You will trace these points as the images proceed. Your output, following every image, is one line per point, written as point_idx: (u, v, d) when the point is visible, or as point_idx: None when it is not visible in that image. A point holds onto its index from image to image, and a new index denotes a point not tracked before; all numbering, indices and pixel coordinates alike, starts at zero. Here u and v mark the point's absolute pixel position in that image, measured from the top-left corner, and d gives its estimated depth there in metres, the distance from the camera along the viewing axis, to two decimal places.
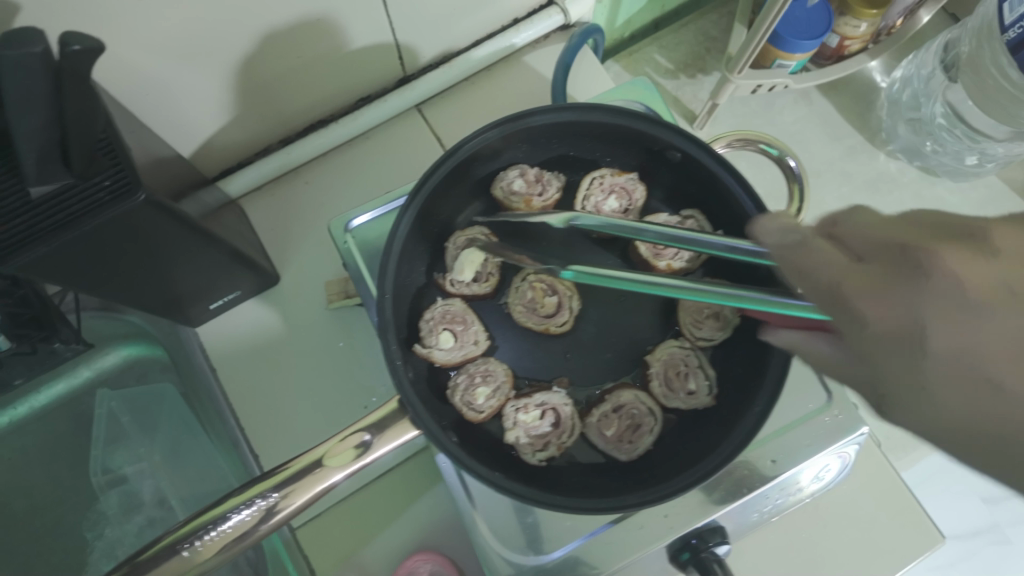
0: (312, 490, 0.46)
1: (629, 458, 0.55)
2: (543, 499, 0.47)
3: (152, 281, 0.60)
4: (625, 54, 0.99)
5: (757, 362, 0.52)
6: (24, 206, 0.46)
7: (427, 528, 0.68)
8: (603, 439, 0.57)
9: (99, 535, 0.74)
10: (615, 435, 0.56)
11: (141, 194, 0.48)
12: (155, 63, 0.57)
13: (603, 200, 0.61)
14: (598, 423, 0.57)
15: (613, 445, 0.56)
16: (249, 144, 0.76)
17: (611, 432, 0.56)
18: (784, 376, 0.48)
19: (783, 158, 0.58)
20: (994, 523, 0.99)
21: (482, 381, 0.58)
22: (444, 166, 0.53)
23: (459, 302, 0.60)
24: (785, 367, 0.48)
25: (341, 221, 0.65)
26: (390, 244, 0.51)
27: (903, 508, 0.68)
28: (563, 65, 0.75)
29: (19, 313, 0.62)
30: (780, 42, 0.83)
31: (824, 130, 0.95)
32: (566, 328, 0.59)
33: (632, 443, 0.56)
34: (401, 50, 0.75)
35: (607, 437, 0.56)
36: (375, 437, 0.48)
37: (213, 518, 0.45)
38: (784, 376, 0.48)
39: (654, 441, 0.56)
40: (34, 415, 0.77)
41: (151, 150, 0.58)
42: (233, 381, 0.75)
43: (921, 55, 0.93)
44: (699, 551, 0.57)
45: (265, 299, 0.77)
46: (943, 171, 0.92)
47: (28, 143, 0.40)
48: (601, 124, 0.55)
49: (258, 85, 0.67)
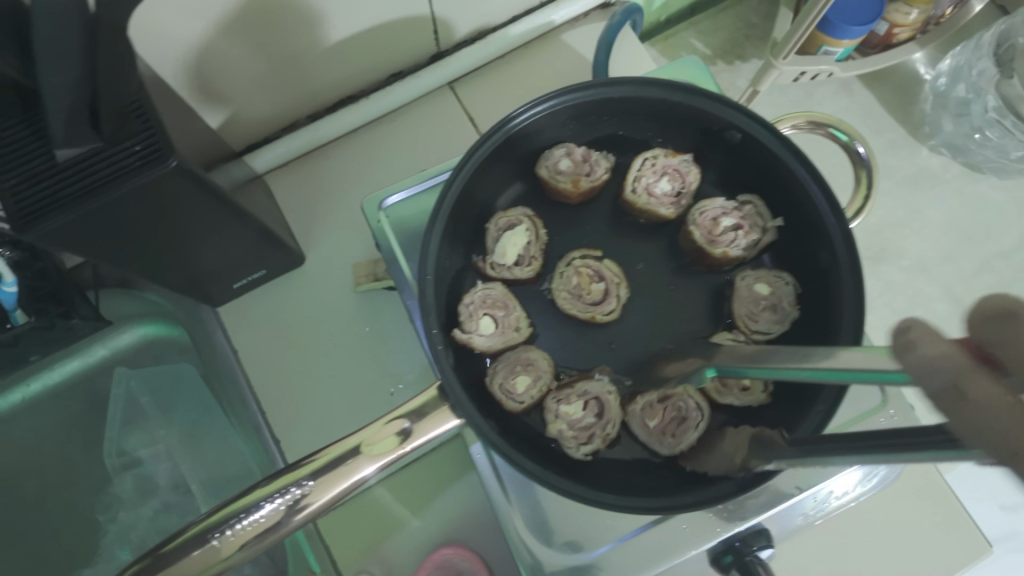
0: (347, 482, 0.43)
1: (672, 454, 0.53)
2: (588, 496, 0.44)
3: (178, 255, 0.58)
4: (660, 38, 0.96)
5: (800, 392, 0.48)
6: (49, 170, 0.43)
7: (453, 522, 0.67)
8: (645, 431, 0.54)
9: (112, 518, 0.73)
10: (658, 426, 0.54)
11: (171, 161, 0.45)
12: (190, 28, 0.54)
13: (656, 181, 0.58)
14: (642, 412, 0.54)
15: (655, 438, 0.54)
16: (278, 118, 0.73)
17: (654, 423, 0.54)
18: (834, 407, 0.44)
19: (852, 144, 0.56)
20: (1014, 532, 0.93)
21: (524, 370, 0.55)
22: (491, 140, 0.50)
23: (500, 286, 0.58)
24: (841, 399, 0.44)
25: (376, 200, 0.62)
26: (434, 222, 0.49)
27: (950, 517, 0.66)
28: (607, 42, 0.71)
29: (37, 287, 0.60)
30: (828, 28, 0.79)
31: (866, 122, 0.92)
32: (613, 317, 0.57)
33: (675, 437, 0.53)
34: (436, 24, 0.72)
35: (650, 428, 0.54)
36: (415, 425, 0.45)
37: (245, 506, 0.42)
38: (838, 402, 0.44)
39: (699, 437, 0.53)
40: (48, 393, 0.73)
41: (181, 119, 0.55)
42: (256, 364, 0.73)
43: (972, 46, 0.87)
44: (743, 555, 0.54)
45: (288, 281, 0.75)
46: (988, 167, 0.88)
47: (59, 98, 0.39)
48: (657, 101, 0.52)
49: (290, 55, 0.64)
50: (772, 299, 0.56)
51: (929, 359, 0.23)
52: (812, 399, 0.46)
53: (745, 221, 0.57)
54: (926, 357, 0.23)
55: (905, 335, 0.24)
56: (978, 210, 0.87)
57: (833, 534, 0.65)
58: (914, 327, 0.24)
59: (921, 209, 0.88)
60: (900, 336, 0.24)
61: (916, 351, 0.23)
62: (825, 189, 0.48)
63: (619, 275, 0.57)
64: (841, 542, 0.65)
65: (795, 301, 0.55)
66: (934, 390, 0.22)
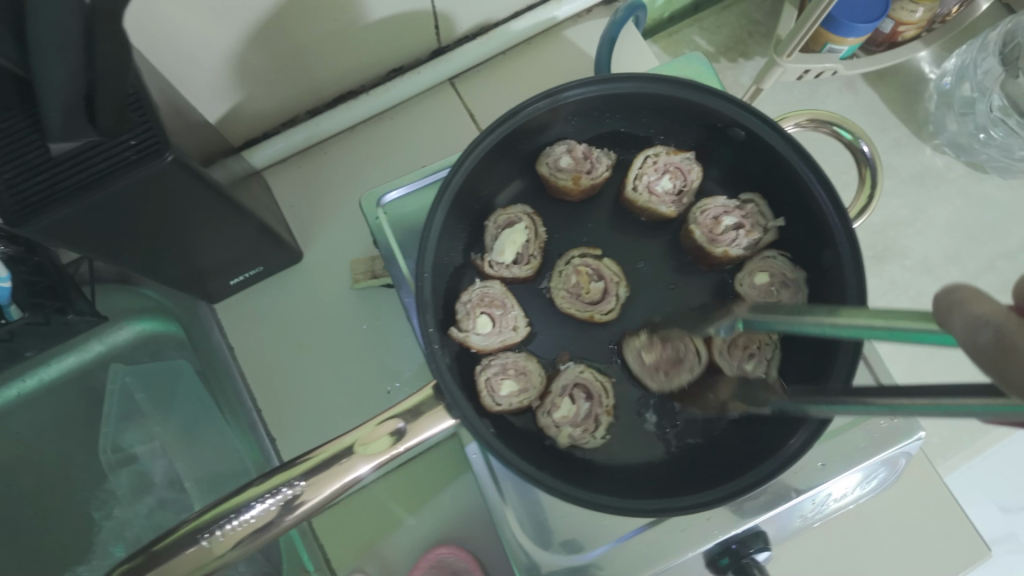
0: (341, 481, 0.43)
1: (660, 390, 0.54)
2: (588, 498, 0.44)
3: (176, 250, 0.57)
4: (664, 34, 0.95)
5: (819, 346, 0.49)
6: (45, 163, 0.43)
7: (450, 521, 0.66)
8: (639, 364, 0.55)
9: (107, 515, 0.72)
10: (653, 363, 0.54)
11: (168, 155, 0.44)
12: (189, 21, 0.54)
13: (658, 179, 0.58)
14: (640, 346, 0.55)
15: (647, 372, 0.54)
16: (278, 113, 0.73)
17: (649, 359, 0.54)
18: (856, 363, 0.45)
19: (856, 143, 0.55)
20: (1012, 533, 0.93)
21: (514, 375, 0.55)
22: (493, 135, 0.49)
23: (498, 285, 0.58)
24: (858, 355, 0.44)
25: (374, 196, 0.61)
26: (431, 219, 0.48)
27: (951, 518, 0.65)
28: (609, 39, 0.70)
29: (36, 282, 0.59)
30: (834, 25, 0.78)
31: (870, 120, 0.91)
32: (612, 316, 0.57)
33: (666, 376, 0.54)
34: (438, 19, 0.71)
35: (644, 362, 0.54)
36: (410, 425, 0.45)
37: (236, 506, 0.42)
38: (858, 357, 0.44)
39: (690, 380, 0.54)
40: (43, 388, 0.74)
41: (178, 113, 0.54)
42: (254, 361, 0.72)
43: (977, 45, 0.86)
44: (739, 557, 0.54)
45: (286, 277, 0.74)
46: (992, 167, 0.87)
47: (56, 91, 0.38)
48: (661, 97, 0.51)
49: (291, 50, 0.64)
50: (775, 282, 0.56)
51: (980, 317, 0.25)
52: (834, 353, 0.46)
53: (747, 219, 0.57)
54: (976, 314, 0.25)
55: (949, 299, 0.26)
56: (982, 209, 0.87)
57: (832, 534, 0.65)
58: (960, 290, 0.26)
59: (925, 208, 0.87)
60: (946, 298, 0.26)
61: (962, 311, 0.25)
62: (830, 189, 0.47)
63: (618, 273, 0.57)
64: (841, 543, 0.65)
65: (797, 267, 0.54)
66: (979, 344, 0.24)
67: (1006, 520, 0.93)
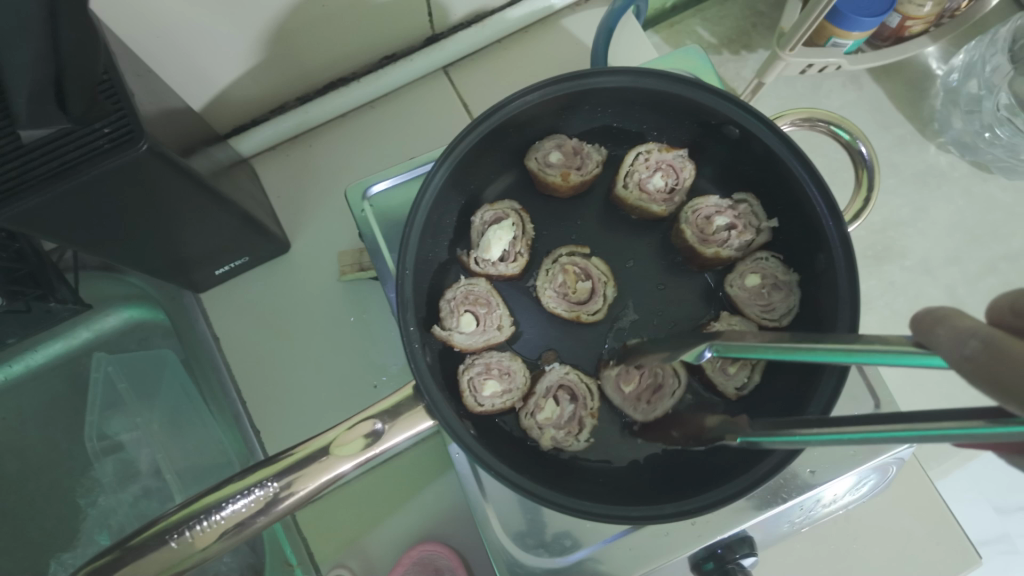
0: (318, 481, 0.42)
1: (647, 419, 0.54)
2: (566, 504, 0.43)
3: (159, 239, 0.56)
4: (666, 24, 0.93)
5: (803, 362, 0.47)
6: (15, 150, 0.42)
7: (434, 518, 0.66)
8: (620, 395, 0.55)
9: (93, 502, 0.73)
10: (633, 392, 0.55)
11: (143, 144, 0.43)
12: (169, 6, 0.52)
13: (649, 177, 0.57)
14: (617, 377, 0.55)
15: (629, 403, 0.55)
16: (266, 100, 0.71)
17: (630, 389, 0.55)
18: (841, 382, 0.43)
19: (854, 143, 0.54)
20: (1005, 534, 0.91)
21: (498, 375, 0.55)
22: (480, 128, 0.48)
23: (484, 282, 0.57)
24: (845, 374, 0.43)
25: (359, 188, 0.60)
26: (414, 213, 0.47)
27: (941, 524, 0.64)
28: (606, 29, 0.68)
29: (14, 270, 0.58)
30: (839, 19, 0.76)
31: (874, 117, 0.89)
32: (598, 317, 0.56)
33: (651, 403, 0.55)
34: (431, 7, 0.70)
35: (625, 394, 0.55)
36: (387, 425, 0.44)
37: (206, 506, 0.41)
38: (842, 385, 0.43)
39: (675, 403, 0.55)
40: (30, 373, 0.74)
41: (161, 100, 0.53)
42: (237, 351, 0.71)
43: (987, 41, 0.83)
44: (725, 562, 0.53)
45: (273, 267, 0.73)
46: (997, 167, 0.85)
47: (21, 76, 0.36)
48: (655, 92, 0.49)
49: (277, 36, 0.62)
50: (767, 281, 0.55)
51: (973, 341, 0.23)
52: (817, 375, 0.45)
53: (739, 220, 0.56)
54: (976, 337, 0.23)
55: (933, 316, 0.25)
56: (985, 210, 0.85)
57: (821, 538, 0.64)
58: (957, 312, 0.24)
59: (926, 207, 0.85)
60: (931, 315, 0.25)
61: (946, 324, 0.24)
62: (825, 192, 0.46)
63: (607, 273, 0.56)
64: (829, 546, 0.64)
65: (788, 268, 0.54)
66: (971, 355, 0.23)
67: (1000, 521, 0.91)
